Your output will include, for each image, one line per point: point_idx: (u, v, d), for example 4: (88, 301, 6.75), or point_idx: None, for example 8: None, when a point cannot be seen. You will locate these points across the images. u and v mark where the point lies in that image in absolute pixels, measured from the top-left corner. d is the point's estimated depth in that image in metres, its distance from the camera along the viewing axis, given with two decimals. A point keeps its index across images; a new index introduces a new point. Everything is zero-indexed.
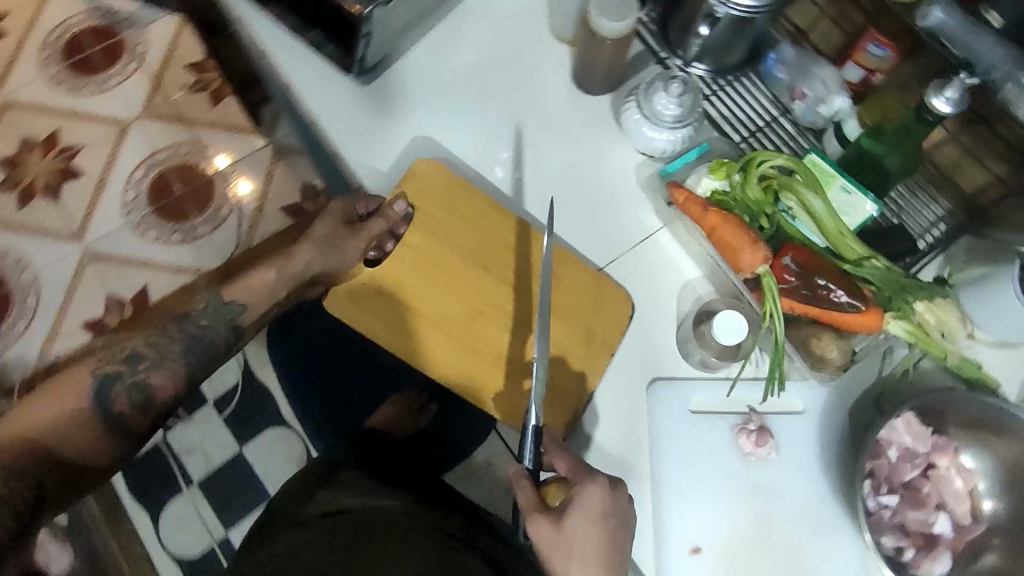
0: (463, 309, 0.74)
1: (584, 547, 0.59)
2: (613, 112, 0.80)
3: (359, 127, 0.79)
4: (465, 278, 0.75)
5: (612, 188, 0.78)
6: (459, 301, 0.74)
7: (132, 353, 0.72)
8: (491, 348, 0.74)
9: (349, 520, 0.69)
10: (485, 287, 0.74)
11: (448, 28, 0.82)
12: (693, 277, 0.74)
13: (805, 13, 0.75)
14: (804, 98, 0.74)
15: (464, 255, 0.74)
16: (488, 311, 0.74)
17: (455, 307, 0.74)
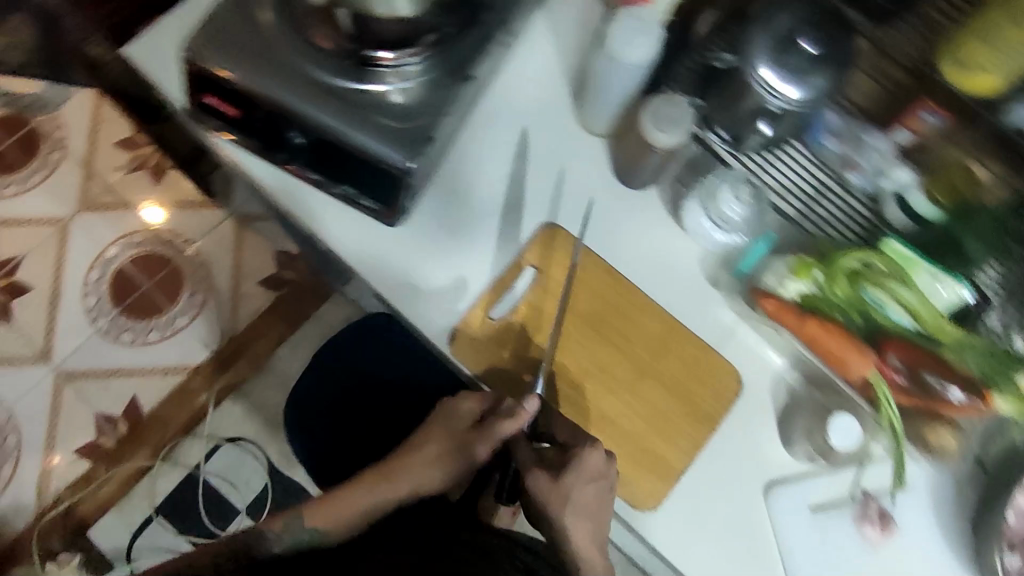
0: (606, 383, 0.71)
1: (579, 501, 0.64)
2: (665, 205, 0.77)
3: (406, 274, 0.74)
4: (594, 365, 0.72)
5: (681, 288, 0.76)
6: (582, 391, 0.71)
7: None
8: (628, 433, 0.70)
9: None
10: (614, 372, 0.72)
11: (480, 138, 0.77)
12: (781, 368, 0.74)
13: (863, 87, 0.71)
14: (859, 170, 0.72)
15: (603, 340, 0.72)
16: (625, 392, 0.71)
17: (589, 379, 0.71)
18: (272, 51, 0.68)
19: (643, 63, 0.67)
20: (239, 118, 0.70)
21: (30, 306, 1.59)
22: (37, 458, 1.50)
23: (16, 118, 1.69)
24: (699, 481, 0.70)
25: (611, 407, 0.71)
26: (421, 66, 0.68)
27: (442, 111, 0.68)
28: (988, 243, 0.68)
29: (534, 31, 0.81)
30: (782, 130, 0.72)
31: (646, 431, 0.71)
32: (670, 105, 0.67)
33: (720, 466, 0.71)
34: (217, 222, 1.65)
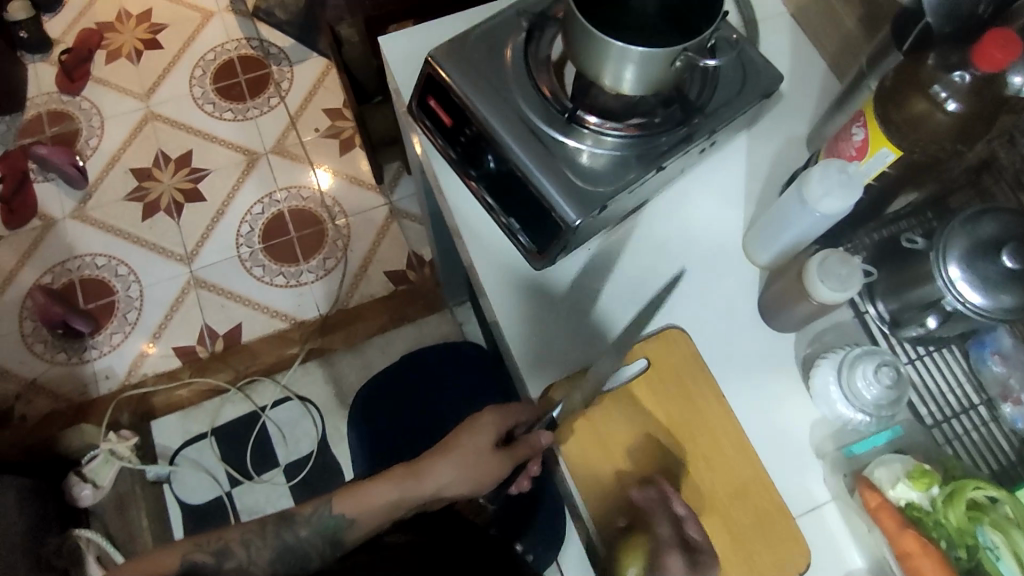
0: (675, 500, 0.69)
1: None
2: (798, 358, 0.75)
3: (528, 317, 0.77)
4: (667, 477, 0.70)
5: (781, 440, 0.73)
6: (646, 498, 0.69)
7: (223, 548, 0.75)
8: None
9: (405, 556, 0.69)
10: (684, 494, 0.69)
11: (645, 223, 0.80)
12: (857, 567, 0.69)
13: None
14: (1019, 405, 0.68)
15: (687, 458, 0.71)
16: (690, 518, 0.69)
17: (657, 489, 0.69)
18: (500, 81, 0.75)
19: (829, 216, 0.64)
20: (448, 127, 0.77)
21: (196, 213, 1.79)
22: (142, 341, 1.65)
23: (260, 61, 1.95)
24: None
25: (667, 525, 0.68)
26: (620, 142, 0.72)
27: (623, 186, 0.71)
28: None
29: (734, 148, 0.83)
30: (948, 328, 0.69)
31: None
32: (844, 266, 0.65)
33: None
34: (374, 207, 1.79)
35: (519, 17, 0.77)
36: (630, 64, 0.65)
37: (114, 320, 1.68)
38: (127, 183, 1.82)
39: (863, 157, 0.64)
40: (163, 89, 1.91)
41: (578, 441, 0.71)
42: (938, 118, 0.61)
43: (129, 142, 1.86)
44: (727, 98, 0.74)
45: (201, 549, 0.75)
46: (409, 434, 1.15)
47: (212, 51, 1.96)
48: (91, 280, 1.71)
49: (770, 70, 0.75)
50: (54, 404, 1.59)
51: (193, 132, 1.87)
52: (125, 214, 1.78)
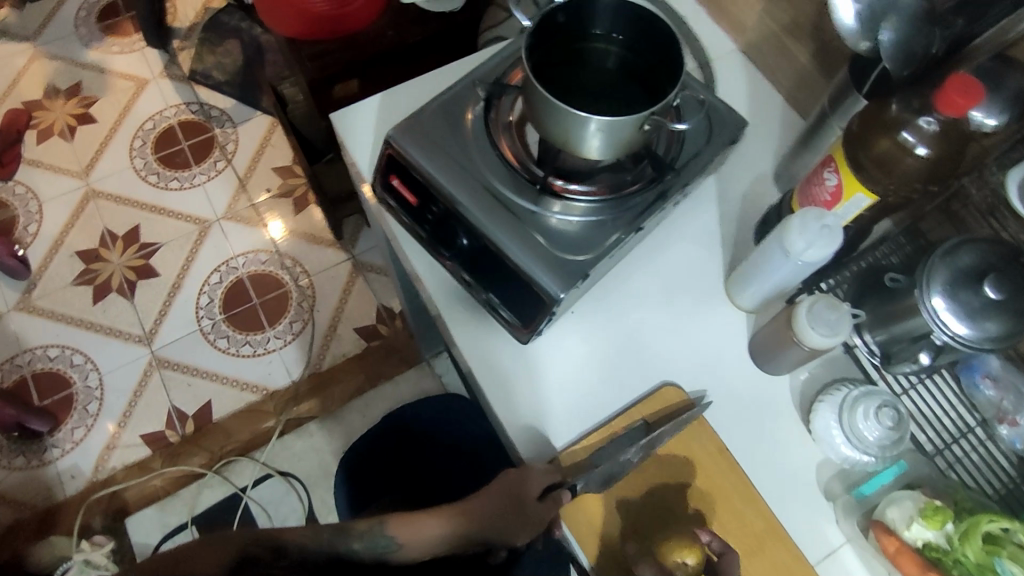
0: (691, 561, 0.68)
1: None
2: (794, 399, 0.75)
3: (519, 391, 0.74)
4: None
5: (789, 490, 0.72)
6: None
7: (279, 546, 0.65)
8: None
9: None
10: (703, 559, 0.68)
11: (625, 278, 0.79)
12: None
13: None
14: (1014, 425, 0.68)
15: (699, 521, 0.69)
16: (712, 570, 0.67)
17: None
18: (464, 155, 0.72)
19: (813, 262, 0.64)
20: (415, 206, 0.75)
21: (150, 290, 1.71)
22: (107, 432, 1.57)
23: (202, 125, 1.89)
24: None
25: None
26: (591, 206, 0.70)
27: (602, 252, 0.70)
28: None
29: (704, 192, 0.83)
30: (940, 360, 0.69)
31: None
32: (832, 309, 0.65)
33: None
34: (336, 263, 1.74)
35: (475, 86, 0.76)
36: (596, 133, 0.64)
37: (74, 413, 1.59)
38: (74, 266, 1.73)
39: (836, 202, 0.66)
40: (102, 164, 1.84)
41: (583, 511, 0.70)
42: (907, 161, 0.63)
43: (71, 223, 1.78)
44: (696, 150, 0.74)
45: (258, 543, 0.64)
46: (408, 498, 1.08)
47: (150, 120, 1.90)
48: (44, 374, 1.62)
49: (734, 116, 0.76)
50: (17, 511, 1.49)
51: (140, 205, 1.80)
52: (74, 300, 1.70)
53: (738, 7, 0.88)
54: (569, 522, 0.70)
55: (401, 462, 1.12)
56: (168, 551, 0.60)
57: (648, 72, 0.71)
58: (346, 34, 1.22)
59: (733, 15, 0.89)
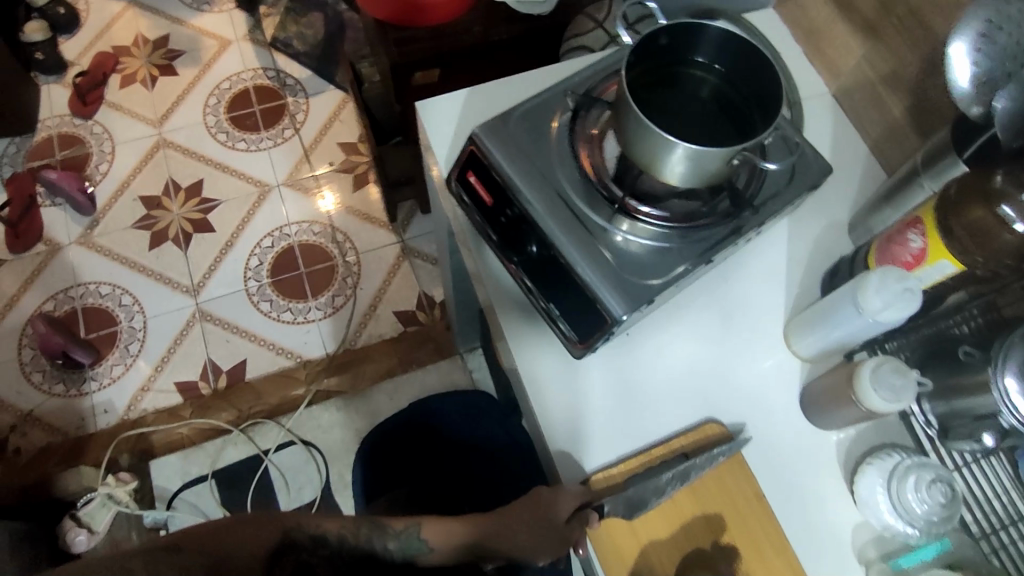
0: None
1: None
2: (839, 457, 0.73)
3: (564, 406, 0.73)
4: None
5: (820, 548, 0.70)
6: None
7: (319, 535, 0.69)
8: None
9: None
10: None
11: (685, 307, 0.78)
12: None
13: None
14: None
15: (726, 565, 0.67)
16: None
17: None
18: (545, 163, 0.73)
19: (888, 321, 0.63)
20: (488, 205, 0.75)
21: (205, 244, 1.76)
22: (144, 375, 1.62)
23: (276, 92, 1.93)
24: None
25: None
26: (663, 230, 0.70)
27: (667, 278, 0.69)
28: None
29: (775, 233, 0.81)
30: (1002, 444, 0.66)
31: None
32: (902, 377, 0.64)
33: None
34: (385, 244, 1.76)
35: (565, 96, 0.76)
36: (682, 161, 0.64)
37: (115, 351, 1.64)
38: (136, 210, 1.79)
39: (920, 262, 0.65)
40: (176, 116, 1.89)
41: (611, 536, 0.69)
42: (1005, 237, 0.61)
43: (139, 168, 1.83)
44: (777, 189, 0.73)
45: (300, 529, 0.69)
46: (420, 498, 1.06)
47: (227, 80, 1.94)
48: (93, 309, 1.68)
49: (820, 161, 0.74)
50: (50, 436, 1.55)
51: (206, 161, 1.85)
52: (131, 242, 1.75)
53: (836, 50, 0.86)
54: (596, 546, 0.69)
55: (424, 456, 1.12)
56: (218, 530, 0.66)
57: (741, 106, 0.70)
58: (432, 25, 1.23)
59: (830, 57, 0.87)
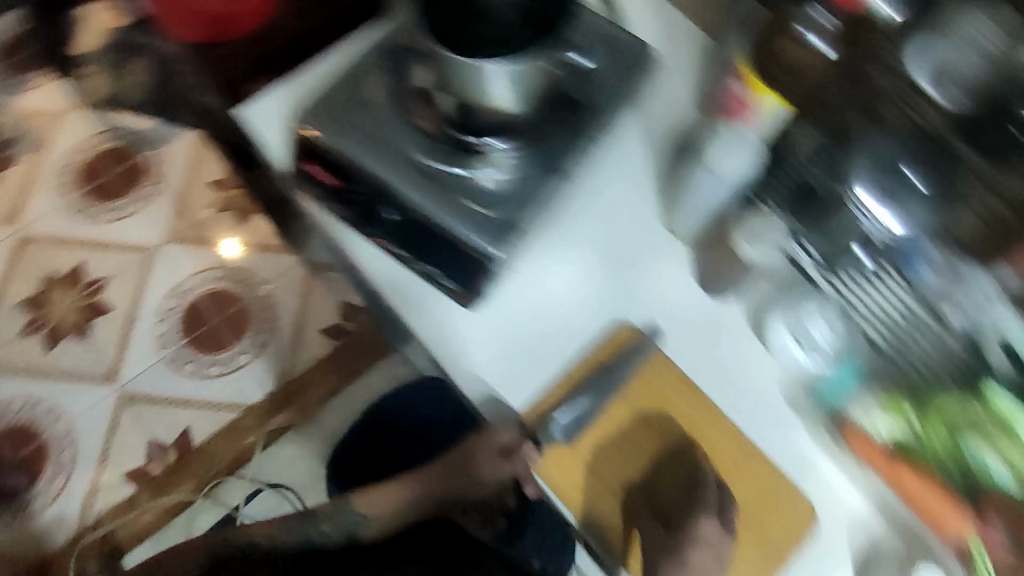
0: (667, 489, 0.69)
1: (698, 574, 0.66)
2: (747, 320, 0.75)
3: (473, 361, 0.72)
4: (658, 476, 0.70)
5: (753, 409, 0.72)
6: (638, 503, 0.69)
7: (254, 542, 0.96)
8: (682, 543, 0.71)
9: None
10: (683, 490, 0.69)
11: (562, 227, 0.77)
12: (857, 510, 0.69)
13: (969, 224, 0.60)
14: (958, 308, 0.61)
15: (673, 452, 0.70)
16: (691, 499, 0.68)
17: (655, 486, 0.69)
18: (381, 129, 0.71)
19: (741, 173, 0.68)
20: (341, 189, 0.73)
21: (106, 327, 1.67)
22: (87, 477, 1.54)
23: (127, 150, 1.83)
24: None
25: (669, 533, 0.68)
26: (516, 158, 0.70)
27: (532, 205, 0.71)
28: None
29: (625, 128, 0.82)
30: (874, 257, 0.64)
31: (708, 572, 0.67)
32: (763, 222, 0.67)
33: None
34: (289, 268, 1.71)
35: (380, 57, 0.74)
36: (502, 81, 0.63)
37: (48, 464, 1.55)
38: (21, 316, 1.68)
39: (750, 103, 0.68)
40: (30, 208, 1.77)
41: (558, 464, 0.70)
42: (816, 63, 0.70)
43: (10, 273, 1.72)
44: (610, 85, 0.74)
45: (239, 537, 0.98)
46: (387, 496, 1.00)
47: (71, 154, 1.82)
48: (11, 430, 1.58)
49: (639, 45, 0.76)
50: None
51: (78, 243, 1.74)
52: (28, 350, 1.65)
53: None
54: (546, 478, 0.69)
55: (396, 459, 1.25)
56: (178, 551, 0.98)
57: None
58: (252, 31, 1.19)
59: None
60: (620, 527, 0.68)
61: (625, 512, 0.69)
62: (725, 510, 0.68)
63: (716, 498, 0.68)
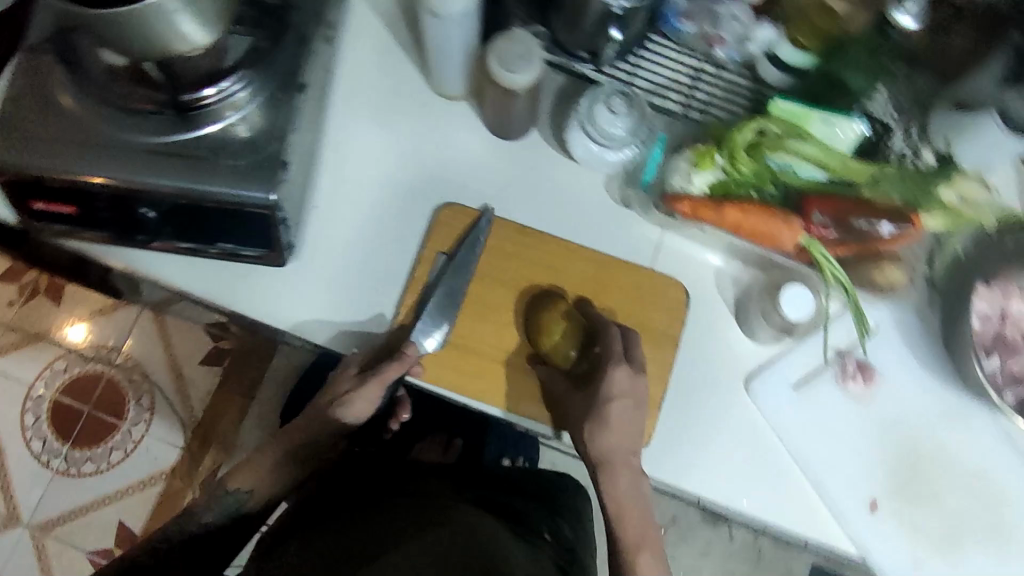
0: None
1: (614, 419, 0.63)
2: (553, 145, 0.74)
3: (321, 305, 0.70)
4: None
5: (591, 224, 0.73)
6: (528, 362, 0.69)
7: None
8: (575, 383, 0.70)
9: (403, 525, 0.64)
10: None
11: (341, 142, 0.74)
12: (719, 264, 0.72)
13: None
14: (726, 42, 0.69)
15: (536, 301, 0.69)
16: None
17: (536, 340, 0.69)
18: (86, 129, 0.62)
19: (469, 9, 0.63)
20: (83, 213, 0.64)
21: None
22: None
23: None
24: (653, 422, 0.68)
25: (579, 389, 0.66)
26: (250, 90, 0.64)
27: (287, 132, 0.63)
28: (873, 75, 0.65)
29: (356, 21, 0.77)
30: (633, 28, 0.66)
31: (632, 417, 0.64)
32: (514, 43, 0.64)
33: (683, 372, 0.70)
34: None
35: (41, 53, 0.64)
36: (183, 18, 0.54)
37: None
38: None
39: None
40: None
41: (440, 364, 0.69)
42: None
43: None
44: None
45: None
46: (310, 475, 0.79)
47: None
48: None
49: None
50: None
51: None
52: None
53: None
54: (433, 381, 0.69)
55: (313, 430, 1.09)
56: None
57: None
58: None
59: None
60: (520, 390, 0.68)
61: (520, 374, 0.69)
62: (627, 346, 0.66)
63: (615, 338, 0.65)
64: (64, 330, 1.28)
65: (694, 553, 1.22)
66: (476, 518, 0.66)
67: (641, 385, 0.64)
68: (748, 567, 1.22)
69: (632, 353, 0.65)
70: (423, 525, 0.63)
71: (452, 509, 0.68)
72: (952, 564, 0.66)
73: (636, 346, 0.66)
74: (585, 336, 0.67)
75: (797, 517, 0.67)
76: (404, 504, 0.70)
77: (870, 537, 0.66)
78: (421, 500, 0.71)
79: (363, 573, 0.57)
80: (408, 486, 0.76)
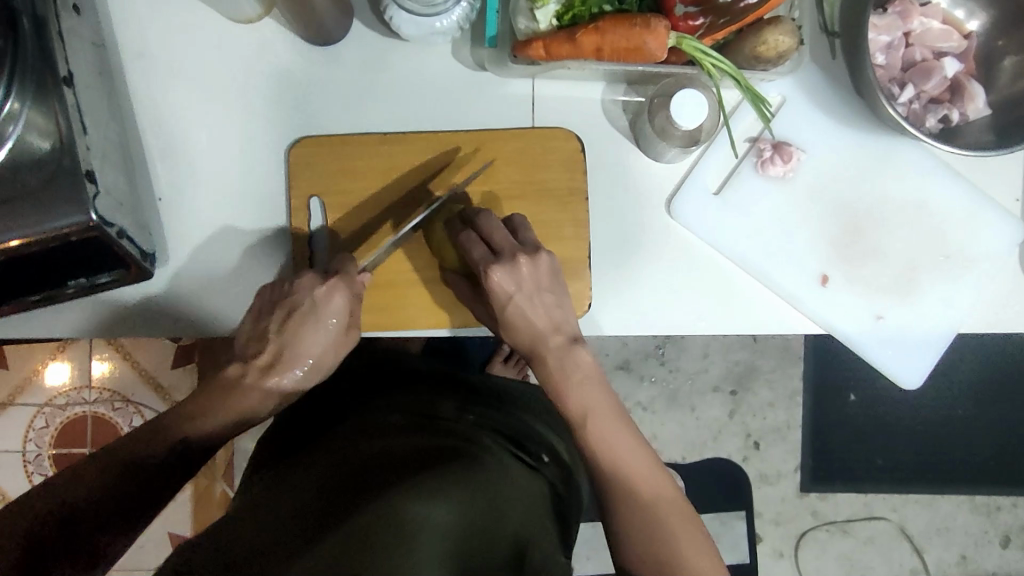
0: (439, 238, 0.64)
1: (528, 327, 0.59)
2: (385, 33, 0.65)
3: (212, 292, 0.65)
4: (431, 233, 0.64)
5: (455, 103, 0.65)
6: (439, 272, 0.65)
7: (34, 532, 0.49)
8: None
9: (409, 456, 0.58)
10: None
11: (157, 115, 0.65)
12: (602, 93, 0.65)
13: None
14: None
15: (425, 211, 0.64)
16: None
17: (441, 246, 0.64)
18: None
19: None
20: None
21: None
22: None
23: None
24: (587, 282, 0.65)
25: (481, 294, 0.62)
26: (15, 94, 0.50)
27: (77, 139, 0.54)
28: None
29: None
30: None
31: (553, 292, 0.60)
32: None
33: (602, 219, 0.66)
34: None
35: None
36: None
37: None
38: None
39: None
40: None
41: None
42: None
43: None
44: None
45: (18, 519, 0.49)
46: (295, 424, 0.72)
47: None
48: None
49: None
50: None
51: None
52: None
53: None
54: None
55: None
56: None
57: None
58: None
59: None
60: (448, 303, 0.65)
61: (439, 290, 0.65)
62: (488, 238, 0.58)
63: (473, 240, 0.58)
64: (42, 374, 1.19)
65: (696, 357, 1.26)
66: (502, 469, 0.62)
67: (525, 269, 0.57)
68: (749, 352, 1.26)
69: (498, 244, 0.58)
70: (442, 458, 0.58)
71: (470, 445, 0.63)
72: (911, 305, 0.66)
73: (502, 227, 0.59)
74: (456, 245, 0.60)
75: (751, 314, 0.66)
76: (402, 431, 0.64)
77: (829, 309, 0.65)
78: (414, 427, 0.65)
79: (373, 494, 0.51)
80: (398, 406, 0.70)
